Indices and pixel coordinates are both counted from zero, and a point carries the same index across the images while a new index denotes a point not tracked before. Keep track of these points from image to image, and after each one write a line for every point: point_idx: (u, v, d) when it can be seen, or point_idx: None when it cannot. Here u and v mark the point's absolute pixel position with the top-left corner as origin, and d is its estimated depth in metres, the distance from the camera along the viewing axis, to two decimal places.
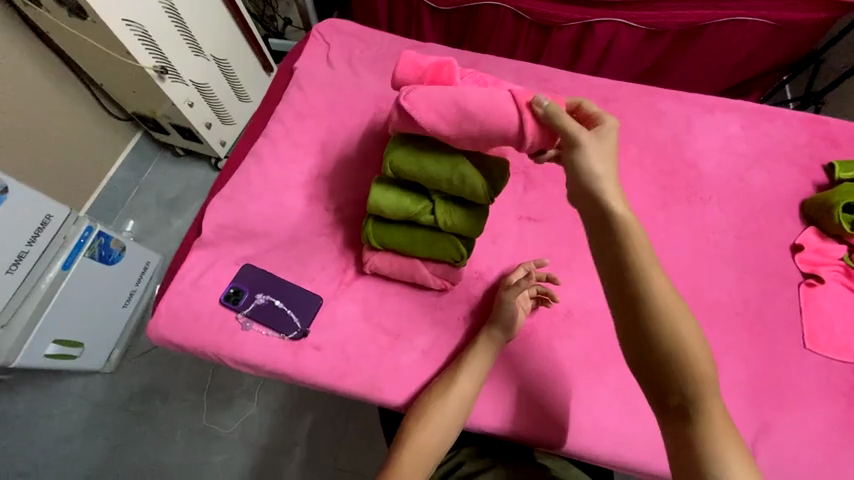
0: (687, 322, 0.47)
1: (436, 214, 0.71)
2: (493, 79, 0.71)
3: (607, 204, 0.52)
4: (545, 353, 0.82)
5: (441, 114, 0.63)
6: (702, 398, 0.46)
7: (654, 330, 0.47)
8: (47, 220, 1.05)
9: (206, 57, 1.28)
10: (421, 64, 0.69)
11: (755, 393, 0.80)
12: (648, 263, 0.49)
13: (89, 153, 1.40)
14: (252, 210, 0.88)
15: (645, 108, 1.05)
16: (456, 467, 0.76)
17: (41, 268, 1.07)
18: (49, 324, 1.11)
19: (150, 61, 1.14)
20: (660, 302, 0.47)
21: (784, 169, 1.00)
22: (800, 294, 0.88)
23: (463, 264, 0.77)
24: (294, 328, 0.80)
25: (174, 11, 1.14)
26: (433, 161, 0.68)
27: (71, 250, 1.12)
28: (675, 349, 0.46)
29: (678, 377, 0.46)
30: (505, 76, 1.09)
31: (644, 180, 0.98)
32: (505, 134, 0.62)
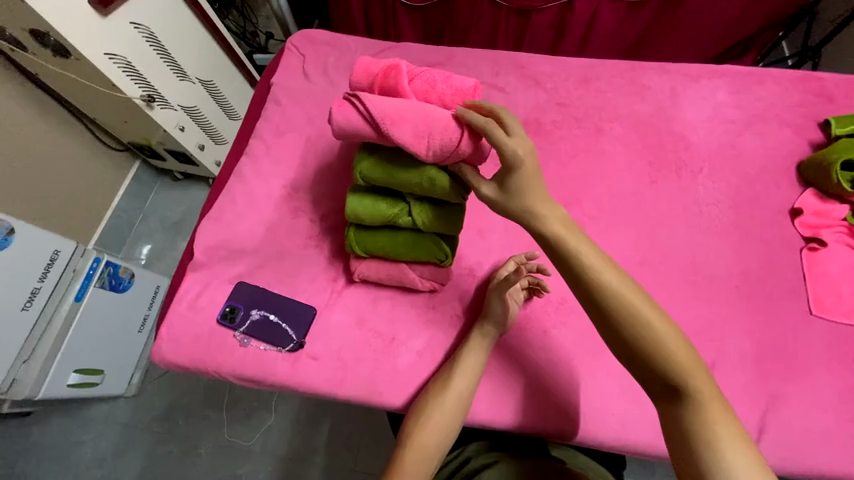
0: (652, 313, 0.52)
1: (413, 216, 0.69)
2: (444, 75, 0.65)
3: (548, 214, 0.56)
4: (542, 344, 0.81)
5: (391, 122, 0.61)
6: (685, 379, 0.51)
7: (619, 322, 0.53)
8: (56, 255, 1.11)
9: (191, 80, 1.30)
10: (372, 69, 0.66)
11: (762, 365, 0.78)
12: (592, 258, 0.54)
13: (90, 186, 1.44)
14: (239, 229, 0.89)
15: (625, 85, 1.04)
16: (462, 464, 0.77)
17: (56, 301, 1.12)
18: (68, 356, 1.15)
19: (136, 91, 1.16)
20: (622, 299, 0.53)
21: (778, 131, 0.97)
22: (802, 260, 0.84)
23: (449, 263, 0.76)
24: (290, 341, 0.81)
25: (154, 38, 1.16)
26: (401, 170, 0.66)
27: (82, 281, 1.17)
28: (638, 330, 0.52)
29: (656, 362, 0.52)
30: (483, 67, 1.09)
31: (632, 157, 0.96)
32: (439, 133, 0.60)
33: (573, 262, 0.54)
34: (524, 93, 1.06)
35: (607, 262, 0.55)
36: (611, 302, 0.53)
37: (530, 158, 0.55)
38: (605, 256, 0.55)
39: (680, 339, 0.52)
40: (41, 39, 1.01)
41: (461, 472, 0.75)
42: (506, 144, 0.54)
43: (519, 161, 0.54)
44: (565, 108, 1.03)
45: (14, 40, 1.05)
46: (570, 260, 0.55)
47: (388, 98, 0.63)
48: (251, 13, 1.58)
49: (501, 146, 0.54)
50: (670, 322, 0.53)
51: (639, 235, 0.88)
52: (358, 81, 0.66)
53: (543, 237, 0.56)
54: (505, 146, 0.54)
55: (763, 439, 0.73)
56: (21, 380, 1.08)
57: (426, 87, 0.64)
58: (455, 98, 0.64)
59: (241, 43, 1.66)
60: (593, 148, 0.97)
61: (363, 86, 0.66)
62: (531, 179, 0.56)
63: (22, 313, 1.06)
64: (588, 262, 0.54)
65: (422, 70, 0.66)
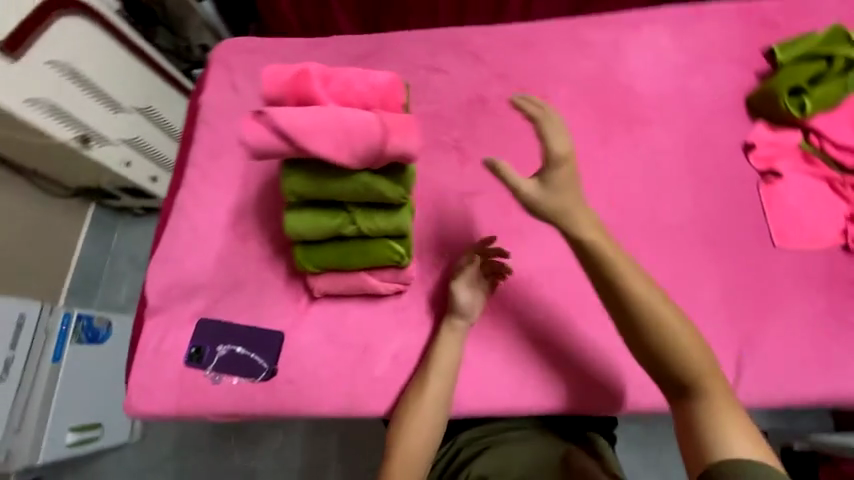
0: (672, 314, 0.55)
1: (357, 224, 0.66)
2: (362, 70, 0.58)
3: (584, 215, 0.59)
4: (516, 326, 0.80)
5: (308, 136, 0.57)
6: (697, 372, 0.53)
7: (641, 320, 0.55)
8: (22, 318, 1.09)
9: (128, 111, 1.23)
10: (281, 76, 0.57)
11: (733, 307, 0.78)
12: (619, 262, 0.57)
13: (48, 241, 1.39)
14: (189, 265, 0.85)
15: (565, 44, 1.00)
16: (454, 455, 0.81)
17: (34, 365, 1.11)
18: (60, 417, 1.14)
19: (68, 134, 1.10)
20: (650, 304, 0.55)
21: (723, 67, 0.94)
22: (761, 195, 0.83)
23: (408, 262, 0.74)
24: (262, 370, 0.79)
25: (77, 75, 1.09)
26: (331, 181, 0.61)
27: (57, 341, 1.16)
28: (658, 328, 0.54)
29: (673, 359, 0.54)
30: (418, 50, 1.04)
31: (582, 119, 0.93)
32: (361, 140, 0.56)
33: (600, 261, 0.57)
34: (464, 70, 1.01)
35: (636, 272, 0.57)
36: (634, 302, 0.55)
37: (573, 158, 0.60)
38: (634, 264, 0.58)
39: (698, 342, 0.55)
40: None
41: (454, 464, 0.79)
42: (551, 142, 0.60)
43: (565, 158, 0.60)
44: (507, 78, 0.99)
45: None
46: (596, 260, 0.58)
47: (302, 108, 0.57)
48: (179, 28, 1.49)
49: (550, 141, 0.60)
50: (687, 322, 0.56)
51: (597, 199, 0.86)
52: (269, 92, 0.58)
53: (573, 240, 0.59)
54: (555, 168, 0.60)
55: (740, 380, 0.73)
56: (15, 451, 1.08)
57: (343, 86, 0.57)
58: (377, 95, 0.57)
59: (177, 61, 1.58)
60: None
61: (275, 95, 0.58)
62: (573, 178, 0.60)
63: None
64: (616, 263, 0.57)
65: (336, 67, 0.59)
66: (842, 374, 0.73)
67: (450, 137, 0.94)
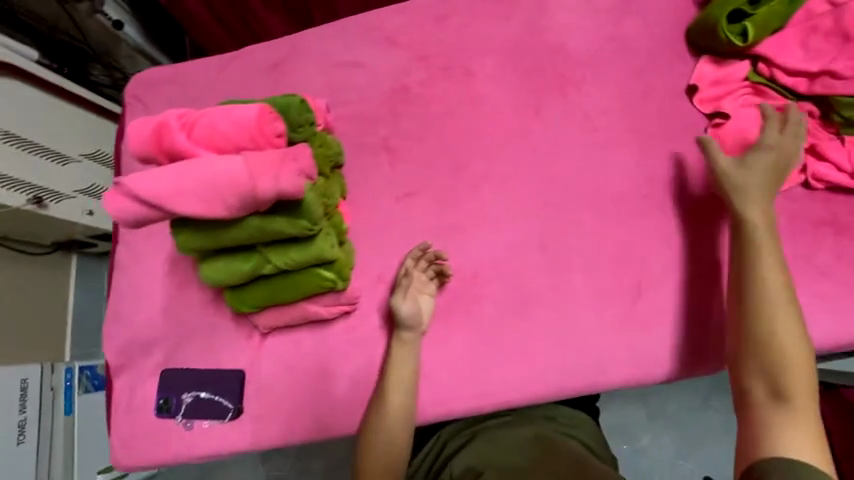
0: (795, 337, 0.58)
1: (271, 263, 0.64)
2: (225, 107, 0.56)
3: (751, 211, 0.65)
4: (469, 326, 0.78)
5: (169, 199, 0.51)
6: (786, 373, 0.56)
7: (762, 327, 0.59)
8: (25, 382, 1.19)
9: (76, 160, 1.21)
10: (143, 132, 0.56)
11: (687, 268, 0.74)
12: (764, 273, 0.61)
13: (39, 301, 1.42)
14: (139, 320, 0.85)
15: (485, 7, 0.91)
16: (440, 452, 0.79)
17: (48, 422, 1.23)
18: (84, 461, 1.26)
19: (20, 198, 1.08)
20: (776, 314, 0.59)
21: (659, 1, 0.84)
22: (709, 141, 0.77)
23: (343, 284, 0.71)
24: (228, 411, 0.80)
25: (13, 136, 1.06)
26: (223, 230, 0.59)
27: (65, 395, 1.27)
28: (767, 337, 0.58)
29: (777, 365, 0.56)
30: (332, 46, 0.97)
31: (511, 90, 0.86)
32: (230, 190, 0.51)
33: (748, 243, 0.64)
34: (382, 58, 0.94)
35: (781, 284, 0.60)
36: (762, 311, 0.59)
37: (775, 155, 0.67)
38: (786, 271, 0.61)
39: (807, 373, 0.56)
40: None
41: (440, 460, 0.77)
42: (766, 131, 0.69)
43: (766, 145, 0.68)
44: (428, 59, 0.91)
45: None
46: (744, 245, 0.64)
47: (159, 170, 0.52)
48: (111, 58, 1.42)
49: (766, 128, 0.69)
50: (807, 348, 0.58)
51: (536, 177, 0.81)
52: (137, 151, 0.56)
53: (739, 218, 0.65)
54: (767, 139, 0.68)
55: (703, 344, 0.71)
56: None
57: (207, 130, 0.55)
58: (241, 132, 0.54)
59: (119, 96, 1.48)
60: (468, 97, 0.87)
61: (144, 154, 0.56)
62: (751, 171, 0.67)
63: (19, 447, 1.15)
64: (758, 256, 0.62)
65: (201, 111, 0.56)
66: (809, 320, 0.69)
67: (377, 138, 0.89)
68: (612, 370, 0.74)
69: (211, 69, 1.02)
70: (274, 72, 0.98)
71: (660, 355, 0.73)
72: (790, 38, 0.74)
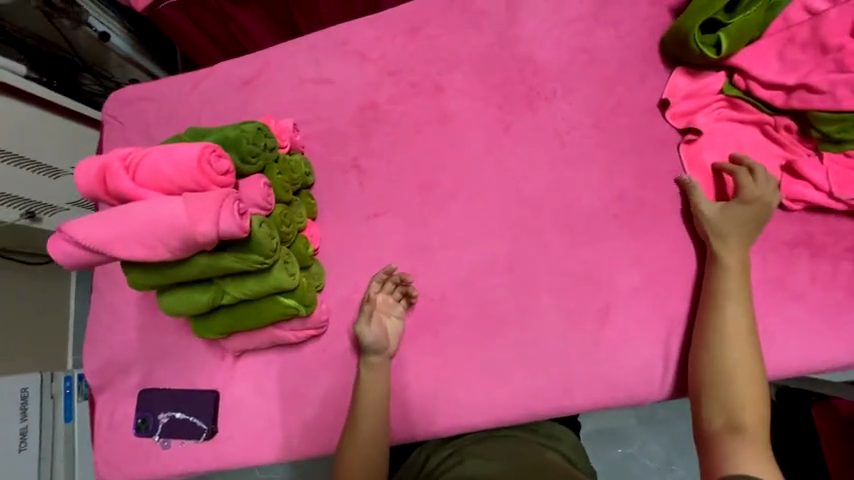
0: (753, 366, 0.60)
1: (230, 293, 0.65)
2: (166, 149, 0.58)
3: (726, 245, 0.66)
4: (437, 346, 0.78)
5: (115, 245, 0.56)
6: (742, 410, 0.58)
7: (725, 356, 0.60)
8: (25, 392, 1.22)
9: (68, 172, 1.24)
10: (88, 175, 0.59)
11: (657, 289, 0.72)
12: (731, 303, 0.63)
13: (38, 310, 1.45)
14: (117, 342, 0.87)
15: (455, 18, 0.88)
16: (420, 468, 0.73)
17: (48, 429, 1.27)
18: (84, 463, 1.33)
19: (15, 213, 1.19)
20: (738, 344, 0.61)
21: (633, 9, 0.81)
22: (681, 158, 0.74)
23: (306, 310, 0.72)
24: (202, 431, 0.81)
25: (9, 154, 1.07)
26: (176, 265, 0.61)
27: (65, 402, 1.32)
28: (730, 367, 0.60)
29: (733, 393, 0.59)
30: (302, 61, 0.96)
31: (480, 105, 0.84)
32: (169, 234, 0.55)
33: (714, 285, 0.65)
34: (352, 73, 0.92)
35: (745, 314, 0.62)
36: (726, 341, 0.61)
37: (767, 198, 0.66)
38: (747, 312, 0.62)
39: (761, 402, 0.59)
40: None
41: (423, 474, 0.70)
42: (757, 170, 0.68)
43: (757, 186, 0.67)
44: (398, 74, 0.89)
45: None
46: (712, 287, 0.65)
47: (105, 217, 0.57)
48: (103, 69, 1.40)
49: (755, 167, 0.68)
50: (761, 376, 0.60)
51: (504, 195, 0.79)
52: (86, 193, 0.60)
53: (715, 251, 0.67)
54: (746, 188, 0.67)
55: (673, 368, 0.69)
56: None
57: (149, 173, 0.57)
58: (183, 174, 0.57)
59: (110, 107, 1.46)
60: (437, 112, 0.86)
61: (94, 196, 0.60)
62: (735, 207, 0.67)
63: (20, 454, 1.19)
64: (721, 299, 0.63)
65: (143, 153, 0.59)
66: (783, 343, 0.67)
67: (347, 155, 0.89)
68: (580, 393, 0.72)
69: (184, 86, 1.02)
70: (246, 89, 0.98)
71: (629, 379, 0.72)
72: (766, 47, 0.71)
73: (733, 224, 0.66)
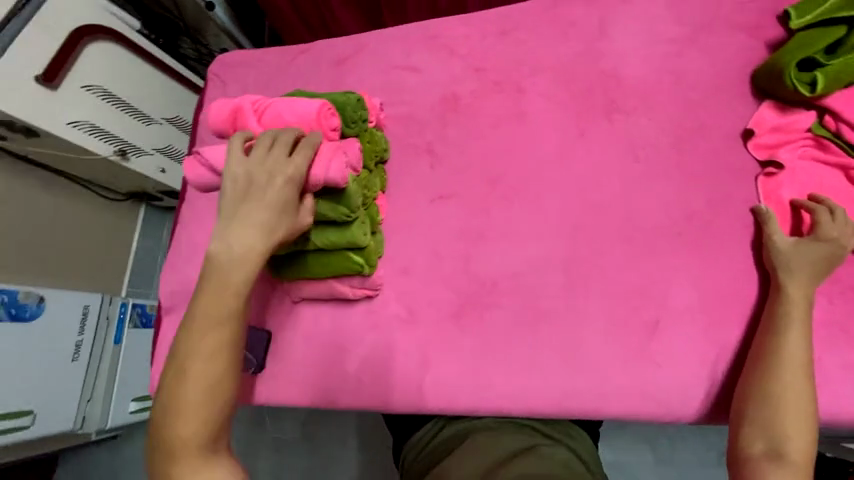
0: (805, 400, 0.59)
1: (311, 239, 0.75)
2: (290, 102, 0.72)
3: (796, 277, 0.66)
4: (481, 329, 0.82)
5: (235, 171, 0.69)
6: (789, 440, 0.57)
7: (776, 383, 0.60)
8: (87, 308, 1.35)
9: (158, 122, 1.36)
10: (222, 112, 0.74)
11: (712, 311, 0.73)
12: (794, 334, 0.62)
13: (104, 241, 1.59)
14: (190, 272, 0.96)
15: (546, 27, 0.93)
16: (429, 438, 0.79)
17: (99, 346, 1.40)
18: (123, 386, 1.47)
19: (109, 149, 1.23)
20: (791, 374, 0.60)
21: (727, 40, 0.83)
22: (757, 188, 0.75)
23: (369, 270, 0.80)
24: (250, 365, 0.86)
25: (109, 94, 1.22)
26: None
27: (117, 326, 1.45)
28: (780, 394, 0.60)
29: (780, 421, 0.58)
30: (394, 48, 1.03)
31: (558, 110, 0.88)
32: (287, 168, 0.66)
33: (778, 313, 0.65)
34: (439, 65, 0.98)
35: (806, 346, 0.62)
36: (780, 368, 0.61)
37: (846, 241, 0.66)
38: (808, 347, 0.62)
39: (809, 438, 0.58)
40: (10, 126, 1.10)
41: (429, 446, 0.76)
42: (838, 214, 0.68)
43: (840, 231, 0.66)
44: (482, 72, 0.95)
45: None
46: (775, 315, 0.65)
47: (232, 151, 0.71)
48: (200, 36, 1.56)
49: (836, 210, 0.68)
50: (813, 413, 0.59)
51: (569, 198, 0.82)
52: (215, 125, 0.75)
53: (782, 281, 0.67)
54: (824, 227, 0.67)
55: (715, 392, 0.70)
56: (90, 415, 1.40)
57: (273, 118, 0.71)
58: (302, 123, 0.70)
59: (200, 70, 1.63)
60: (515, 112, 0.90)
61: (220, 129, 0.75)
62: (811, 243, 0.67)
63: (72, 363, 1.32)
64: (785, 327, 0.63)
65: (268, 101, 0.73)
66: (838, 387, 0.66)
67: (423, 139, 0.94)
68: (616, 400, 0.74)
69: (284, 57, 1.12)
70: (338, 67, 1.06)
71: (669, 396, 0.72)
72: None
73: (803, 260, 0.66)
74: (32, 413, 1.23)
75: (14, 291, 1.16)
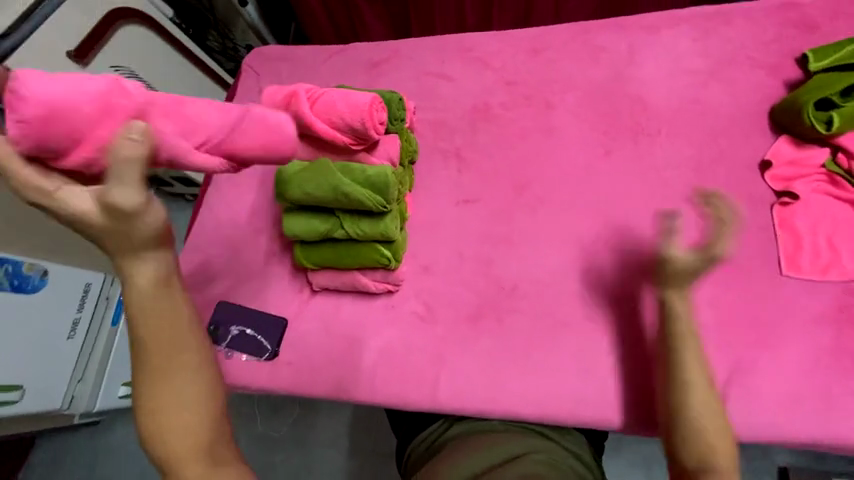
0: (709, 404, 0.63)
1: (344, 227, 0.77)
2: (344, 93, 0.74)
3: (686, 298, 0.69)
4: (499, 332, 0.83)
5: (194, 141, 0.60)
6: (711, 447, 0.60)
7: (682, 398, 0.64)
8: (88, 286, 1.29)
9: None
10: (276, 97, 0.76)
11: (727, 330, 0.75)
12: (697, 348, 0.65)
13: None
14: (210, 254, 0.96)
15: (577, 50, 0.97)
16: (433, 440, 0.79)
17: (96, 327, 1.33)
18: (114, 370, 1.39)
19: None
20: (691, 382, 0.64)
21: (748, 76, 0.88)
22: (773, 216, 0.79)
23: (395, 264, 0.82)
24: (266, 351, 0.88)
25: (137, 78, 1.21)
26: (314, 186, 0.74)
27: (115, 306, 1.39)
28: (689, 406, 0.63)
29: (697, 430, 0.62)
30: (428, 56, 1.07)
31: (585, 128, 0.91)
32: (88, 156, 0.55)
33: (671, 330, 0.68)
34: (471, 75, 1.02)
35: (698, 351, 0.66)
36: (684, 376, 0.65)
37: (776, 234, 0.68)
38: (698, 350, 0.66)
39: (726, 434, 0.62)
40: None
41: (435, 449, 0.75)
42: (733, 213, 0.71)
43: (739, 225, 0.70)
44: (514, 86, 0.98)
45: None
46: (674, 332, 0.68)
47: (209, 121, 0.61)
48: (227, 30, 1.58)
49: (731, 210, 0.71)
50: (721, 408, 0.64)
51: (593, 212, 0.85)
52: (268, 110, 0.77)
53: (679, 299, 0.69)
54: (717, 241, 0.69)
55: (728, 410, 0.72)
56: (78, 396, 1.30)
57: (326, 107, 0.73)
58: (355, 114, 0.72)
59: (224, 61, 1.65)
60: (544, 126, 0.94)
61: None
62: (700, 252, 0.68)
63: (67, 340, 1.25)
64: (683, 343, 0.66)
65: (321, 92, 0.75)
66: (844, 411, 0.69)
67: (451, 144, 0.97)
68: (630, 411, 0.75)
69: (319, 56, 1.15)
70: (372, 69, 1.10)
71: None
72: None
73: (680, 277, 0.69)
74: (22, 387, 1.14)
75: (18, 261, 1.10)
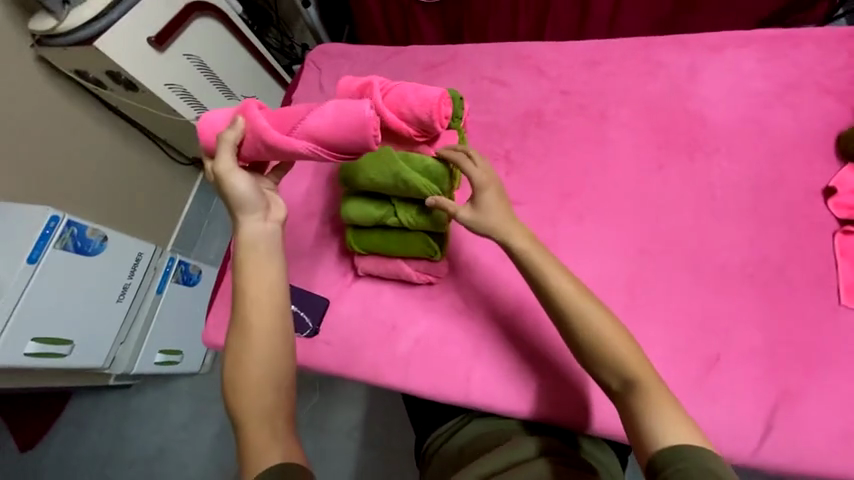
0: (612, 328, 0.64)
1: (398, 214, 0.82)
2: (415, 86, 0.77)
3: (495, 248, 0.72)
4: (536, 333, 0.84)
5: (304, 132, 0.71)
6: (627, 366, 0.61)
7: (582, 330, 0.64)
8: (140, 256, 1.28)
9: (237, 98, 1.42)
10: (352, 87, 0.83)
11: (776, 355, 0.73)
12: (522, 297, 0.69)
13: (164, 199, 1.53)
14: None
15: (635, 64, 0.98)
16: (445, 439, 0.80)
17: (143, 294, 1.31)
18: (154, 338, 1.37)
19: (192, 114, 1.32)
20: (585, 314, 0.64)
21: (815, 102, 0.86)
22: (833, 245, 0.77)
23: (440, 257, 0.86)
24: (307, 327, 0.92)
25: (203, 65, 1.28)
26: (377, 173, 0.81)
27: (162, 277, 1.36)
28: (592, 335, 0.63)
29: (611, 356, 0.62)
30: (484, 61, 1.10)
31: (639, 141, 0.92)
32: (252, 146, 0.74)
33: None
34: (526, 82, 1.04)
35: (571, 282, 0.67)
36: (572, 308, 0.65)
37: (491, 180, 0.73)
38: (568, 276, 0.67)
39: (634, 348, 0.62)
40: (114, 77, 1.18)
41: (448, 449, 0.76)
42: (473, 172, 0.73)
43: (484, 186, 0.72)
44: (569, 95, 1.00)
45: (96, 80, 1.22)
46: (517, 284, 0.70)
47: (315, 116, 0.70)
48: (287, 29, 1.69)
49: (470, 171, 0.73)
50: (622, 326, 0.65)
51: (641, 224, 0.85)
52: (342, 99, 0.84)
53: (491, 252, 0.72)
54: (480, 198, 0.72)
55: (771, 436, 0.70)
56: (119, 357, 1.29)
57: (397, 97, 0.77)
58: (423, 106, 0.75)
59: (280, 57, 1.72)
60: (596, 136, 0.95)
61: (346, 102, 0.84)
62: (497, 202, 0.72)
63: (116, 303, 1.23)
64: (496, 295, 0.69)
65: (394, 84, 0.79)
66: None
67: (502, 146, 0.99)
68: None
69: (378, 54, 1.21)
70: (429, 71, 1.14)
71: (726, 436, 0.71)
72: None
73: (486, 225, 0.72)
74: (71, 342, 1.14)
75: (83, 224, 1.12)
